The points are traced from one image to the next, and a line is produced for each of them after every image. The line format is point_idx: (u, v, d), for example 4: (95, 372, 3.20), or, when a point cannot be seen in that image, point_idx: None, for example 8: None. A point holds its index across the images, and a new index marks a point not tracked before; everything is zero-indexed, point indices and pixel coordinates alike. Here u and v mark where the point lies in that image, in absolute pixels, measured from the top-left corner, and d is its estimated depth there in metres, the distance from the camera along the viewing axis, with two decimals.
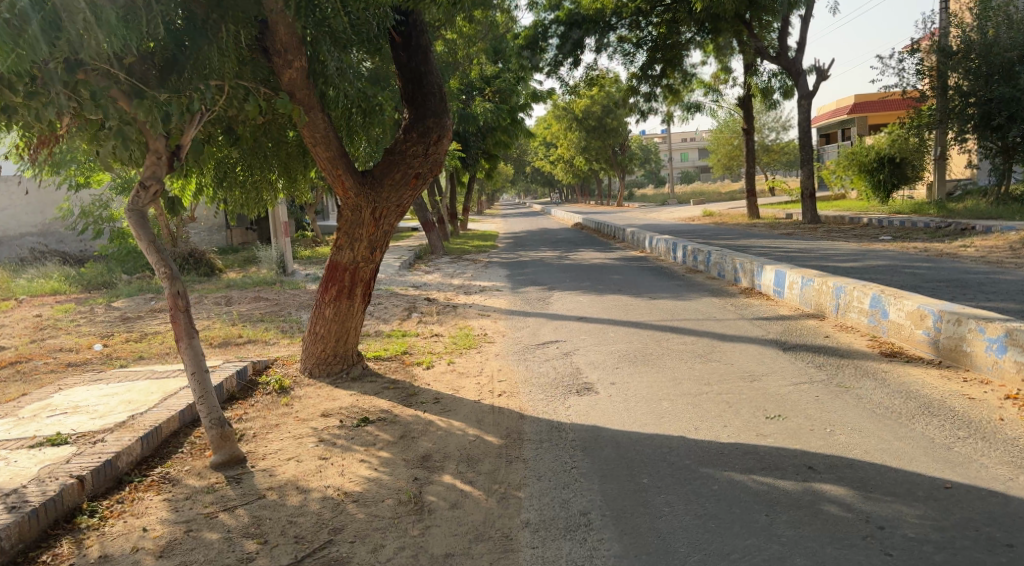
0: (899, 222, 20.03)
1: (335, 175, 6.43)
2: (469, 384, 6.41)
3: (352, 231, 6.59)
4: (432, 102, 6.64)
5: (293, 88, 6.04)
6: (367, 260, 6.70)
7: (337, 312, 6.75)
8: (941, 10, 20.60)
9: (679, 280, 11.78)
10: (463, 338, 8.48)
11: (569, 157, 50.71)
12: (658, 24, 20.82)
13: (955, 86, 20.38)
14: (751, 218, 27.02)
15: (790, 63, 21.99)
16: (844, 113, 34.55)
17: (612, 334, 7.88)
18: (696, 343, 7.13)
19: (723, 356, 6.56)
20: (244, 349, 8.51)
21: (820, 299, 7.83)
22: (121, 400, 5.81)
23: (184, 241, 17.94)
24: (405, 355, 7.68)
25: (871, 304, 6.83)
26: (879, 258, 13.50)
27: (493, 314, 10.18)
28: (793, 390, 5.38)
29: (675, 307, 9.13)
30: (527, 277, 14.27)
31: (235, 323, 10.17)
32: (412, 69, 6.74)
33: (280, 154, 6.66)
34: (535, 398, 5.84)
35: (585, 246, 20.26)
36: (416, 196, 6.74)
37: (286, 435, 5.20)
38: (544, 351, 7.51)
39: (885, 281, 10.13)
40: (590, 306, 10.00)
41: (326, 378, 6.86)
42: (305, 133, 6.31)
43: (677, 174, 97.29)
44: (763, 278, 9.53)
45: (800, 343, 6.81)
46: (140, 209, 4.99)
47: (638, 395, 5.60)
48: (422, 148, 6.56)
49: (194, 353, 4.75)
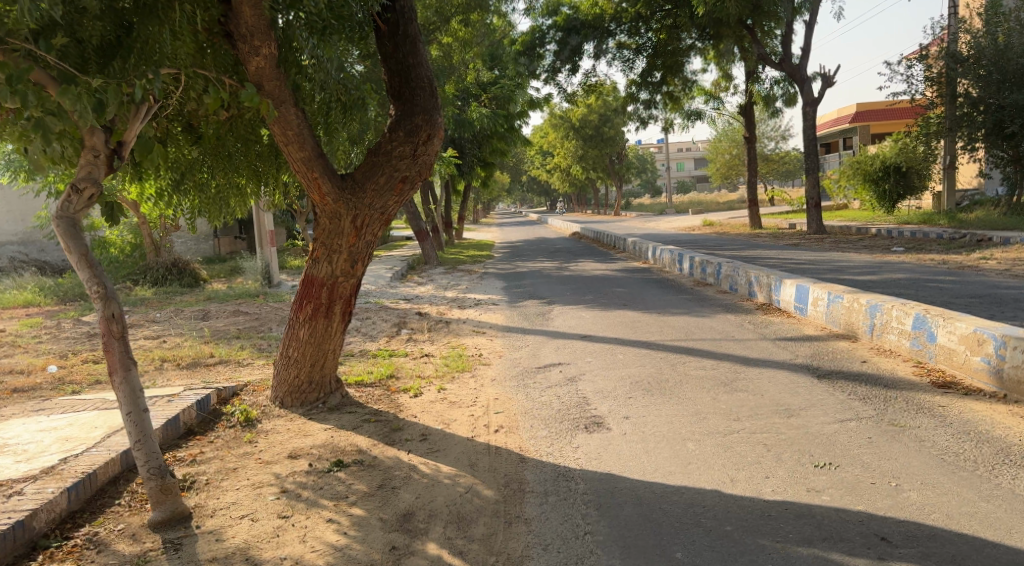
0: (910, 233, 19.31)
1: (310, 179, 5.65)
2: (461, 417, 5.61)
3: (330, 242, 5.81)
4: (421, 98, 5.86)
5: (261, 78, 5.26)
6: (348, 274, 5.92)
7: (312, 333, 5.97)
8: (950, 15, 19.98)
9: (687, 294, 11.01)
10: (456, 360, 7.68)
11: (566, 166, 50.00)
12: (658, 30, 20.03)
13: (965, 93, 19.64)
14: (754, 227, 26.33)
15: (794, 70, 21.25)
16: (845, 123, 34.05)
17: (621, 357, 7.11)
18: (718, 369, 6.35)
19: (749, 384, 5.78)
20: (214, 371, 7.69)
21: (851, 317, 7.09)
22: (58, 436, 5.01)
23: (168, 251, 17.20)
24: (390, 380, 6.86)
25: (914, 326, 6.08)
26: (897, 270, 12.75)
27: (489, 331, 9.40)
28: (839, 430, 4.61)
29: (687, 325, 8.34)
30: (525, 290, 13.50)
31: (208, 342, 9.35)
32: (400, 60, 5.97)
33: (248, 155, 5.87)
34: (537, 436, 5.04)
35: (585, 257, 19.49)
36: (402, 204, 5.97)
37: (243, 483, 4.42)
38: (546, 376, 6.72)
39: (913, 296, 9.36)
40: (594, 322, 9.24)
41: (299, 408, 6.05)
42: (276, 131, 5.55)
43: (673, 185, 96.42)
44: (781, 293, 8.78)
45: (836, 369, 6.05)
46: (73, 217, 4.18)
47: (657, 434, 4.81)
48: (409, 149, 5.79)
49: (132, 389, 3.98)
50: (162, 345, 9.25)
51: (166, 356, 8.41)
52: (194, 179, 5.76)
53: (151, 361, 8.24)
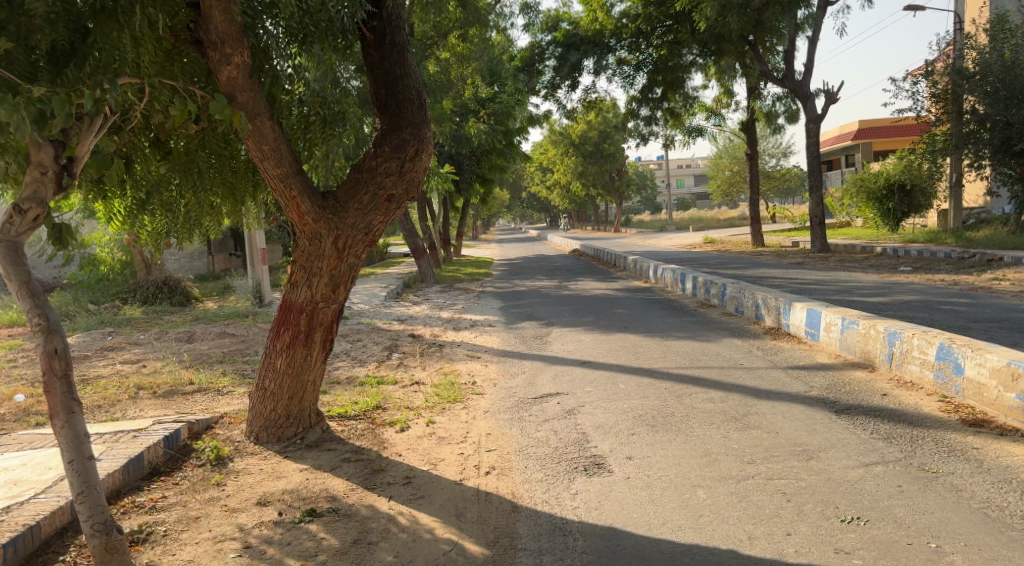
0: (917, 251, 18.91)
1: (288, 197, 5.26)
2: (449, 456, 5.17)
3: (309, 264, 5.40)
4: (408, 110, 5.48)
5: (233, 90, 4.88)
6: (328, 299, 5.49)
7: (290, 363, 5.54)
8: (956, 30, 19.69)
9: (691, 316, 10.58)
10: (448, 388, 7.22)
11: (566, 182, 49.65)
12: (658, 46, 19.75)
13: (971, 110, 19.31)
14: (756, 245, 25.90)
15: (797, 86, 20.87)
16: (848, 140, 33.71)
17: (622, 387, 6.68)
18: (726, 402, 5.90)
19: (762, 420, 5.35)
20: (190, 401, 7.24)
21: (867, 345, 6.68)
22: (6, 480, 4.56)
23: (158, 268, 16.82)
24: (375, 412, 6.41)
25: (938, 356, 5.68)
26: (909, 292, 12.31)
27: (484, 356, 8.96)
28: (864, 476, 4.20)
29: (693, 351, 7.90)
30: (523, 310, 13.06)
31: (188, 368, 8.89)
32: (386, 71, 5.59)
33: (222, 170, 5.48)
34: (532, 480, 4.60)
35: (584, 275, 19.08)
36: (388, 223, 5.55)
37: (203, 536, 4.00)
38: (543, 407, 6.27)
39: (929, 320, 8.93)
40: (594, 347, 8.80)
41: (275, 444, 5.60)
42: (251, 146, 5.15)
43: (673, 202, 96.20)
44: (791, 317, 8.36)
45: (854, 403, 5.64)
46: (14, 240, 3.71)
47: (664, 477, 4.40)
48: (395, 165, 5.39)
49: (75, 434, 3.54)
50: (140, 371, 8.82)
51: (141, 383, 7.97)
52: (162, 198, 5.36)
53: (126, 389, 7.80)
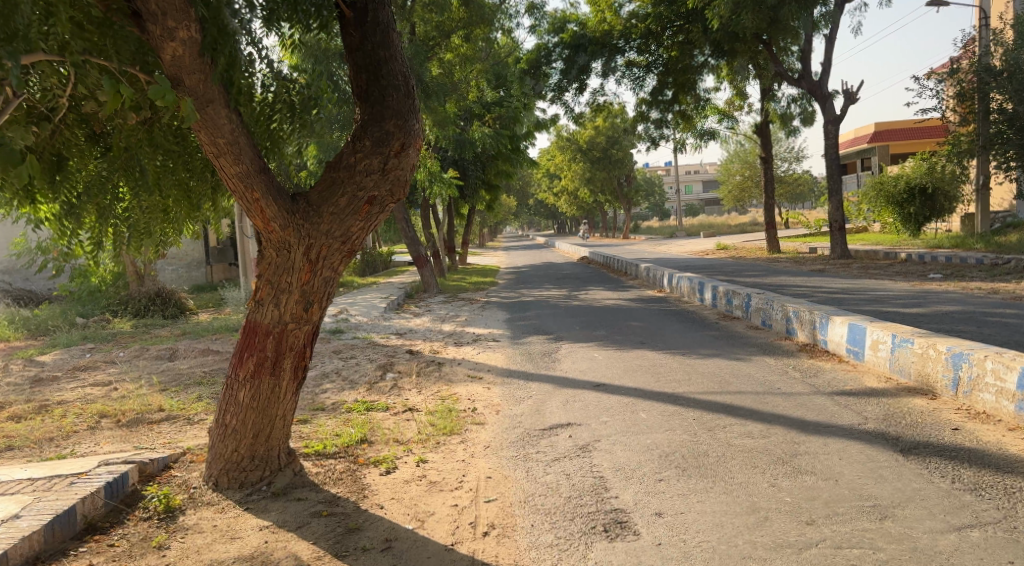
0: (945, 257, 17.95)
1: (250, 202, 4.43)
2: (440, 509, 4.31)
3: (277, 280, 4.55)
4: (393, 98, 4.67)
5: (179, 71, 4.08)
6: (300, 321, 4.64)
7: (256, 395, 4.70)
8: (983, 26, 18.72)
9: (714, 330, 9.68)
10: (444, 417, 6.36)
11: (573, 188, 48.74)
12: (670, 47, 18.88)
13: (998, 109, 18.27)
14: (772, 252, 24.98)
15: (814, 86, 19.88)
16: (865, 142, 32.73)
17: (643, 416, 5.81)
18: (768, 437, 5.03)
19: (815, 463, 4.49)
20: (154, 432, 6.40)
21: (926, 367, 5.82)
22: None
23: (151, 279, 16.13)
24: (359, 448, 5.54)
25: (1021, 384, 4.81)
26: (948, 301, 11.39)
27: (487, 377, 8.09)
28: (960, 546, 3.36)
29: (721, 373, 7.02)
30: (529, 322, 12.21)
31: (160, 391, 8.06)
32: (368, 53, 4.76)
33: (177, 171, 4.70)
34: (541, 545, 3.75)
35: (594, 283, 18.23)
36: (370, 231, 4.71)
37: None
38: (552, 442, 5.41)
39: (981, 333, 8.04)
40: (609, 366, 7.93)
41: (237, 491, 4.74)
42: (203, 139, 4.32)
43: (681, 208, 95.24)
44: (830, 333, 7.49)
45: (922, 439, 4.78)
46: None
47: (704, 546, 3.56)
48: (378, 162, 4.58)
49: None
50: (108, 395, 7.99)
51: (105, 411, 7.14)
52: (100, 202, 4.53)
53: (86, 417, 6.97)
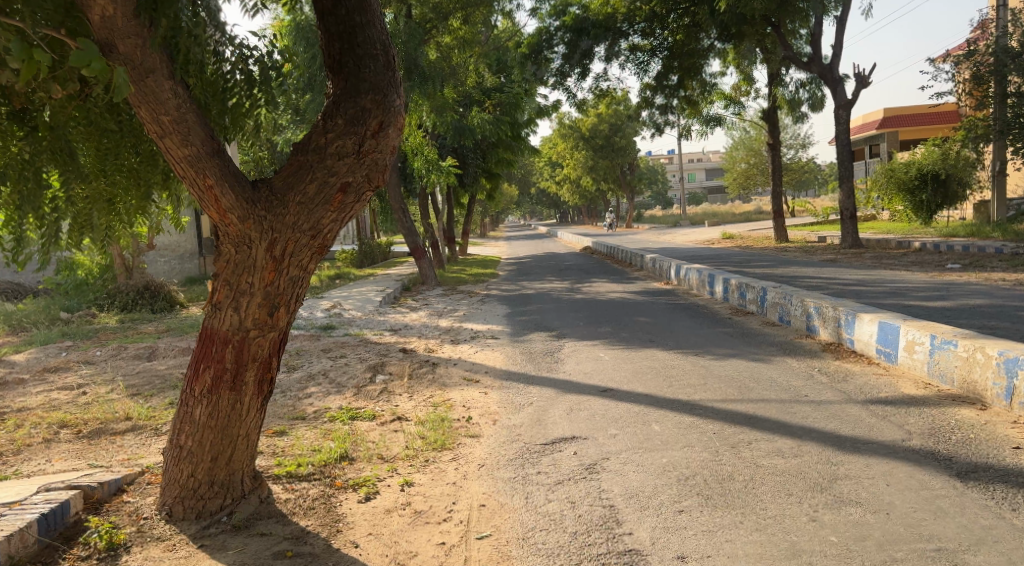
0: (963, 246, 17.22)
1: (202, 189, 3.80)
2: (424, 547, 3.72)
3: (235, 281, 3.91)
4: (369, 70, 4.04)
5: (111, 37, 3.58)
6: (263, 327, 3.99)
7: (213, 412, 4.08)
8: (1001, 7, 17.96)
9: (729, 326, 9.04)
10: (435, 428, 5.73)
11: (575, 177, 48.00)
12: (675, 30, 18.22)
13: (1016, 92, 17.55)
14: (780, 241, 24.30)
15: (825, 69, 19.15)
16: (873, 129, 32.07)
17: (657, 429, 5.19)
18: (802, 457, 4.41)
19: (859, 491, 3.86)
20: (116, 446, 5.78)
21: (973, 374, 5.21)
22: None
23: (139, 272, 15.46)
24: (338, 467, 4.92)
25: None
26: (973, 293, 10.76)
27: (485, 380, 7.46)
28: None
29: (740, 376, 6.38)
30: (531, 317, 11.58)
31: (130, 396, 7.43)
32: (341, 19, 4.10)
33: (119, 154, 4.13)
34: None
35: (598, 275, 17.57)
36: (345, 223, 4.07)
37: None
38: (555, 461, 4.79)
39: (1018, 329, 7.42)
40: (617, 367, 7.31)
41: (192, 523, 4.13)
42: (144, 115, 3.71)
43: (685, 196, 94.32)
44: (857, 332, 6.87)
45: (980, 460, 4.15)
46: None
47: None
48: (352, 143, 3.94)
49: None
50: (74, 401, 7.36)
51: (66, 420, 6.51)
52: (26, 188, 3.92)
53: (45, 428, 6.34)
